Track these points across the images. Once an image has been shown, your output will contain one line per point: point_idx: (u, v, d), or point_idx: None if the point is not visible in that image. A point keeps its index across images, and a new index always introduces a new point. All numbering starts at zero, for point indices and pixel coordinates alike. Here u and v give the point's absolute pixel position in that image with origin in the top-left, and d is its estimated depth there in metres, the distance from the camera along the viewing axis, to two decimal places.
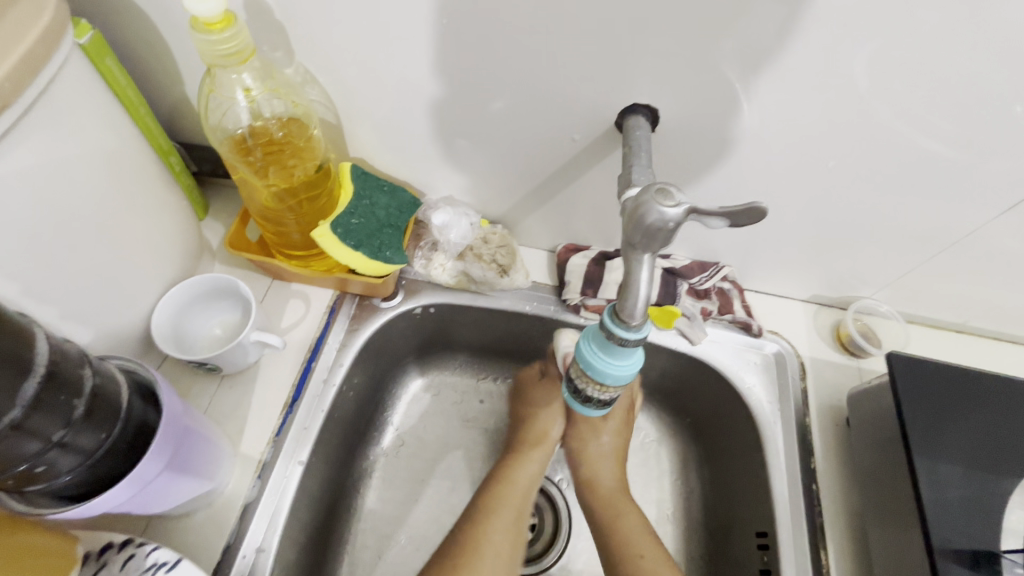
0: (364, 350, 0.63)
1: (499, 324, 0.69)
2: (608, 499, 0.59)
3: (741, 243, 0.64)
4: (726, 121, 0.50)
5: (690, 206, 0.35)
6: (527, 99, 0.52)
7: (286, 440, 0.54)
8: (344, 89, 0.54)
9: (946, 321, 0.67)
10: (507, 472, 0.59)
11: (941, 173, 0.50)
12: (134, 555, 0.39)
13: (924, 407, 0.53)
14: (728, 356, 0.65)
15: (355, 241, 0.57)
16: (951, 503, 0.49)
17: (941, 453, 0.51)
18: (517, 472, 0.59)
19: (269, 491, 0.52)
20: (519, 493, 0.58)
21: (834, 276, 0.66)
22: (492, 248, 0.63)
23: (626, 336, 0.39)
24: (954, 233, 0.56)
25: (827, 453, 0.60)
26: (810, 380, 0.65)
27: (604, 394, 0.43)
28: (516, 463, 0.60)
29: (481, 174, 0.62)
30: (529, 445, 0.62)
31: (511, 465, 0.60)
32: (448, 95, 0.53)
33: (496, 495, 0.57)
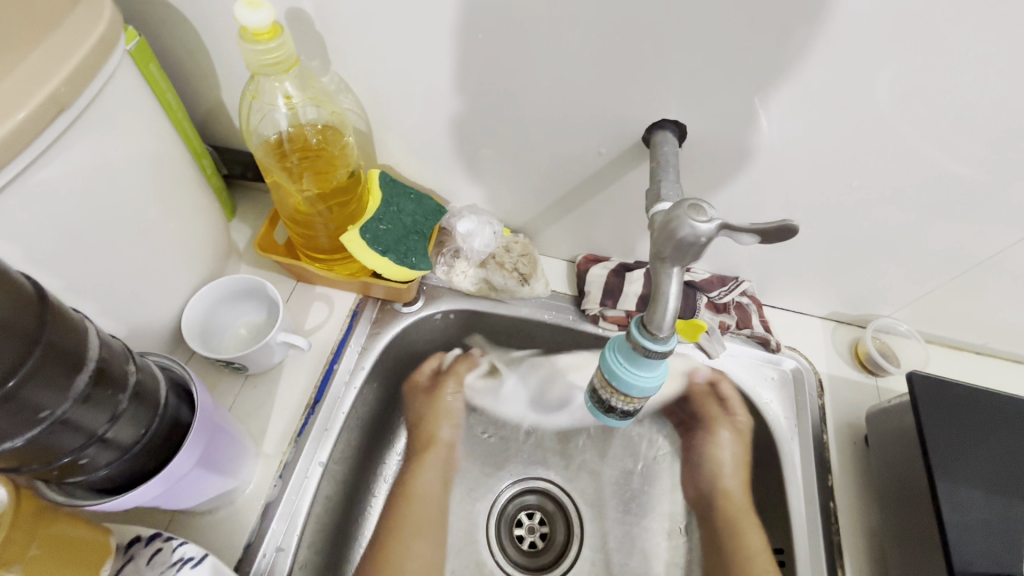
0: (384, 353, 0.63)
1: (518, 332, 0.69)
2: (735, 509, 0.61)
3: (761, 258, 0.64)
4: (752, 139, 0.51)
5: (722, 222, 0.36)
6: (555, 111, 0.53)
7: (307, 440, 0.55)
8: (376, 98, 0.55)
9: (966, 341, 0.67)
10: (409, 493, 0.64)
11: (965, 193, 0.51)
12: (161, 549, 0.39)
13: (944, 428, 0.52)
14: (746, 370, 0.65)
15: (383, 247, 0.58)
16: (973, 526, 0.49)
17: (964, 476, 0.50)
18: (414, 480, 0.65)
19: (290, 491, 0.53)
20: (428, 510, 0.64)
21: (854, 294, 0.66)
22: (514, 256, 0.64)
23: (652, 346, 0.39)
24: (977, 254, 0.56)
25: (844, 470, 0.60)
26: (828, 398, 0.65)
27: (629, 404, 0.44)
28: (415, 478, 0.65)
29: (506, 184, 0.63)
30: (422, 450, 0.66)
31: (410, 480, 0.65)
32: (478, 107, 0.54)
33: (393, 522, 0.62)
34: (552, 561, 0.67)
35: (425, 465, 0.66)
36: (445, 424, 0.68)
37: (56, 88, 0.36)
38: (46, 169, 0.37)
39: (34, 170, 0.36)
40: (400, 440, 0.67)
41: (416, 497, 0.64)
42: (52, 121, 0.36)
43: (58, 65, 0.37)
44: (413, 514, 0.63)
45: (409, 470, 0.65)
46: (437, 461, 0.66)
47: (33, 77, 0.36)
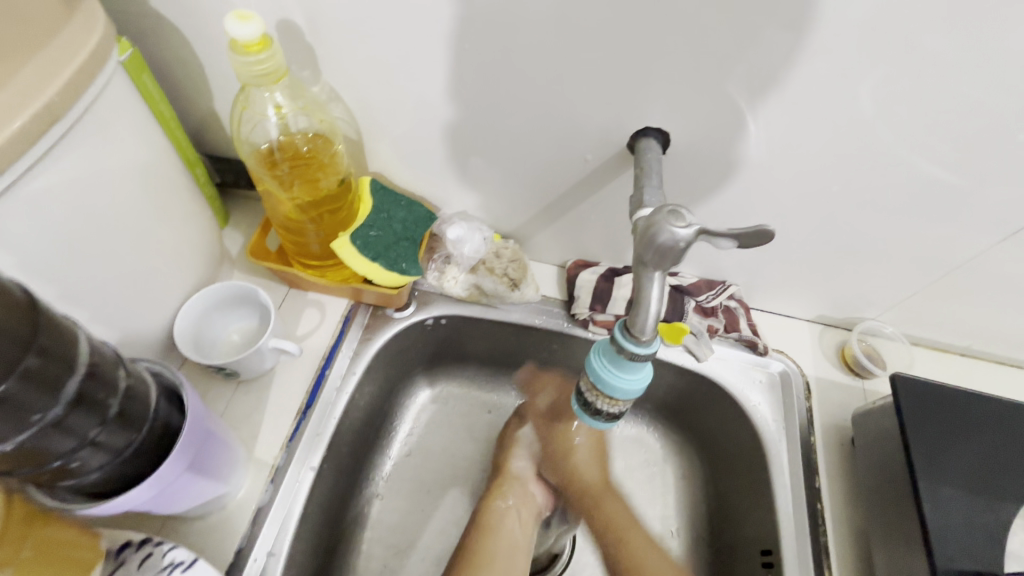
0: (376, 359, 0.64)
1: (509, 337, 0.70)
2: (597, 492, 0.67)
3: (747, 262, 0.65)
4: (735, 145, 0.52)
5: (700, 227, 0.36)
6: (542, 118, 0.54)
7: (299, 445, 0.56)
8: (366, 108, 0.56)
9: (949, 343, 0.68)
10: (484, 523, 0.64)
11: (942, 199, 0.52)
12: (151, 554, 0.39)
13: (927, 429, 0.53)
14: (734, 373, 0.66)
15: (373, 253, 0.58)
16: (956, 526, 0.49)
17: (946, 475, 0.51)
18: (490, 513, 0.65)
19: (282, 496, 0.53)
20: (503, 542, 0.62)
21: (839, 297, 0.67)
22: (504, 262, 0.65)
23: (637, 350, 0.40)
24: (955, 257, 0.57)
25: (831, 471, 0.61)
26: (815, 400, 0.65)
27: (614, 406, 0.44)
28: (489, 512, 0.65)
29: (496, 190, 0.63)
30: (500, 484, 0.68)
31: (484, 514, 0.65)
32: (467, 117, 0.55)
33: (477, 534, 0.63)
34: (546, 564, 0.69)
35: (501, 499, 0.66)
36: (521, 459, 0.70)
37: (50, 100, 0.37)
38: (38, 179, 0.38)
39: (29, 179, 0.37)
40: (393, 446, 0.71)
41: (493, 531, 0.63)
42: (46, 130, 0.37)
43: (52, 77, 0.37)
44: (492, 543, 0.62)
45: (487, 511, 0.65)
46: (513, 496, 0.67)
47: (27, 88, 0.37)
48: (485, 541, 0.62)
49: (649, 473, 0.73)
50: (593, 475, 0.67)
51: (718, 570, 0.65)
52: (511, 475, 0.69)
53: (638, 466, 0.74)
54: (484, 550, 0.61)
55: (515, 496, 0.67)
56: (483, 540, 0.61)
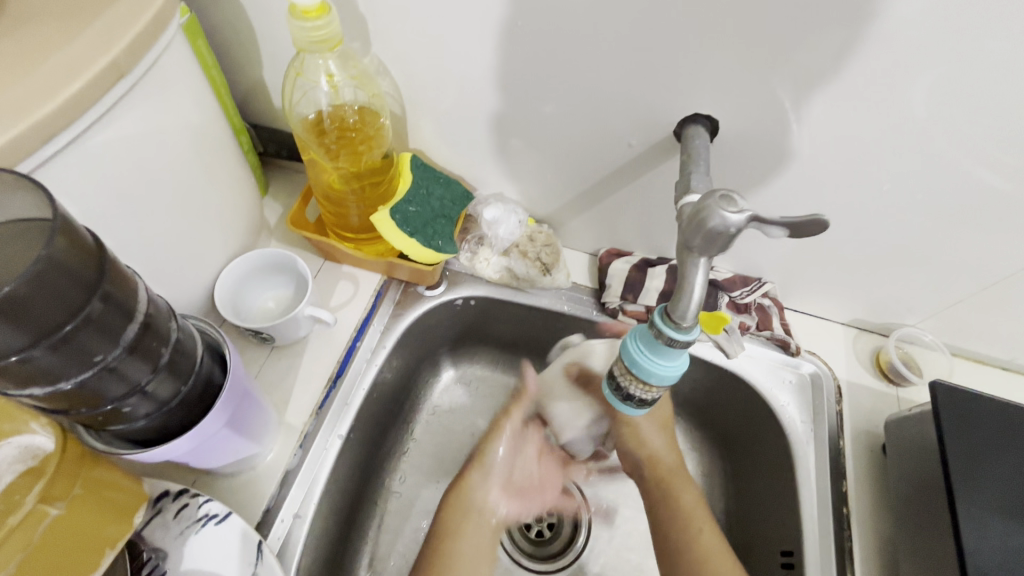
0: (404, 334, 0.65)
1: (536, 321, 0.70)
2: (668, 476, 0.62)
3: (786, 260, 0.64)
4: (783, 138, 0.51)
5: (753, 213, 0.36)
6: (587, 100, 0.53)
7: (328, 413, 0.57)
8: (412, 83, 0.56)
9: (992, 356, 0.66)
10: (465, 487, 0.64)
11: (1000, 206, 0.50)
12: (188, 505, 0.43)
13: (966, 441, 0.52)
14: (763, 372, 0.65)
15: (411, 228, 0.59)
16: (991, 539, 0.48)
17: (982, 488, 0.50)
18: (470, 484, 0.64)
19: (310, 461, 0.54)
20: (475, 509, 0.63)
21: (878, 301, 0.65)
22: (537, 246, 0.65)
23: (675, 335, 0.39)
24: (1006, 267, 0.55)
25: (860, 477, 0.60)
26: (846, 404, 0.64)
27: (648, 393, 0.44)
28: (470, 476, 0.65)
29: (534, 173, 0.63)
30: (460, 493, 0.63)
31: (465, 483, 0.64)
32: (510, 96, 0.55)
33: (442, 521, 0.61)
34: (560, 550, 0.69)
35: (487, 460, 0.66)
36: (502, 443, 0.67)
37: (115, 57, 0.37)
38: (100, 134, 0.39)
39: (92, 133, 0.38)
40: (415, 421, 0.73)
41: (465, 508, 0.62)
42: (112, 86, 0.38)
43: (117, 35, 0.38)
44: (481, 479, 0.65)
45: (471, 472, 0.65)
46: (491, 466, 0.66)
47: (95, 44, 0.38)
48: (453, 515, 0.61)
49: None
50: (660, 446, 0.64)
51: None
52: (486, 464, 0.66)
53: None
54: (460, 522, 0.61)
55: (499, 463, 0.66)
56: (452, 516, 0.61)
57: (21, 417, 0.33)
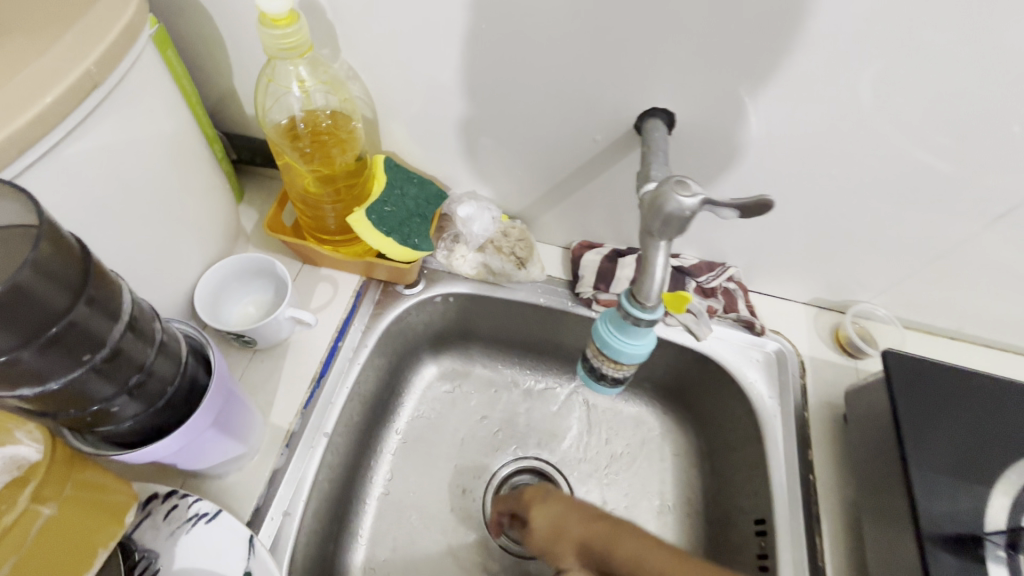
0: (385, 333, 0.67)
1: (513, 315, 0.73)
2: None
3: (747, 244, 0.67)
4: (736, 128, 0.54)
5: (705, 197, 0.38)
6: (552, 99, 0.55)
7: (313, 412, 0.58)
8: (382, 87, 0.58)
9: (940, 327, 0.70)
10: None
11: (935, 185, 0.54)
12: (177, 505, 0.44)
13: (915, 403, 0.56)
14: (731, 352, 0.69)
15: (387, 228, 0.60)
16: (940, 489, 0.51)
17: (930, 444, 0.54)
18: None
19: (296, 460, 0.55)
20: None
21: (834, 280, 0.69)
22: (512, 241, 0.67)
23: (641, 316, 0.42)
24: (944, 241, 0.59)
25: (824, 446, 0.63)
26: (810, 378, 0.67)
27: (619, 371, 0.46)
28: None
29: (505, 171, 0.65)
30: None
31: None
32: (478, 95, 0.57)
33: None
34: None
35: None
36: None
37: (89, 68, 0.38)
38: (75, 145, 0.40)
39: (67, 143, 0.39)
40: (398, 419, 0.74)
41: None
42: (86, 96, 0.39)
43: (90, 46, 0.39)
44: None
45: None
46: None
47: (69, 55, 0.38)
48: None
49: (649, 449, 0.76)
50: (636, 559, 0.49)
51: (712, 541, 0.68)
52: None
53: (637, 443, 0.76)
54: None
55: None
56: None
57: (8, 427, 0.33)
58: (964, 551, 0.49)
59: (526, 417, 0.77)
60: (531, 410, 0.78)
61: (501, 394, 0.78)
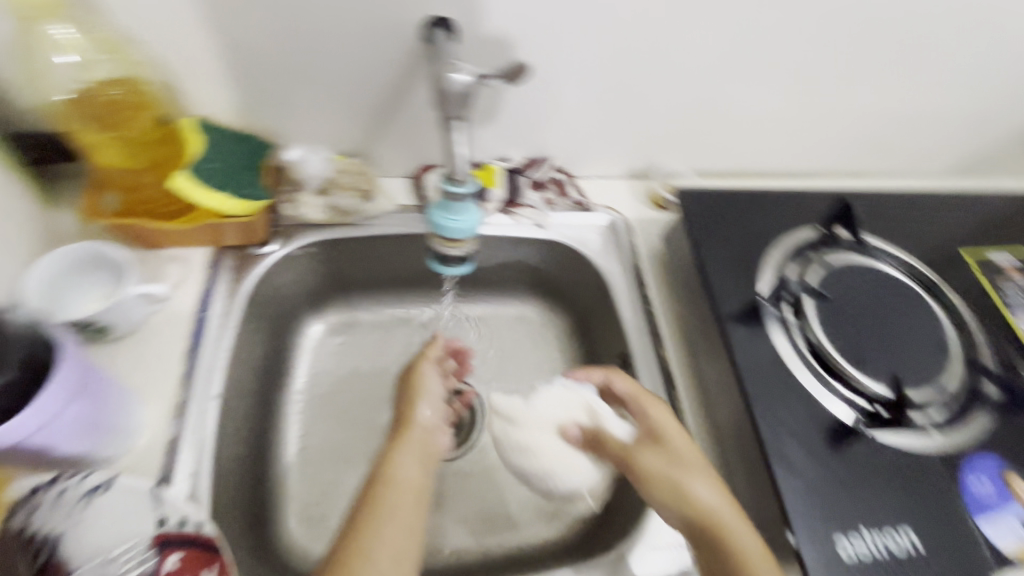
0: (252, 295, 0.67)
1: (380, 250, 0.76)
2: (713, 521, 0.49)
3: (559, 134, 0.77)
4: (509, 22, 0.61)
5: (475, 74, 0.47)
6: (339, 24, 0.58)
7: (195, 380, 0.58)
8: (169, 43, 0.57)
9: (724, 169, 0.86)
10: (387, 473, 0.52)
11: (677, 43, 0.66)
12: (65, 488, 0.44)
13: (700, 220, 0.69)
14: (573, 230, 0.79)
15: (218, 185, 0.62)
16: (728, 277, 0.64)
17: (716, 246, 0.66)
18: (394, 464, 0.53)
19: (190, 426, 0.56)
20: (407, 491, 0.51)
21: (638, 150, 0.81)
22: (351, 176, 0.71)
23: (458, 190, 0.50)
24: (701, 92, 0.73)
25: (659, 284, 0.76)
26: (639, 235, 0.80)
27: (456, 249, 0.54)
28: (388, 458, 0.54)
29: (323, 111, 0.67)
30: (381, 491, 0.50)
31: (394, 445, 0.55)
32: (267, 35, 0.58)
33: (367, 503, 0.49)
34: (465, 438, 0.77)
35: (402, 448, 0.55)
36: (424, 407, 0.61)
37: None
38: None
39: None
40: (296, 381, 0.76)
41: (395, 481, 0.51)
42: None
43: None
44: (410, 445, 0.56)
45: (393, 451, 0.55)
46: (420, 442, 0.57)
47: None
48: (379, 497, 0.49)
49: (534, 338, 0.85)
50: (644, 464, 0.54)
51: None
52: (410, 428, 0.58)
53: (523, 335, 0.86)
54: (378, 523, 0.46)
55: (422, 443, 0.56)
56: (389, 489, 0.50)
57: None
58: (753, 321, 0.61)
59: (419, 344, 0.83)
60: (423, 336, 0.83)
61: (395, 332, 0.82)
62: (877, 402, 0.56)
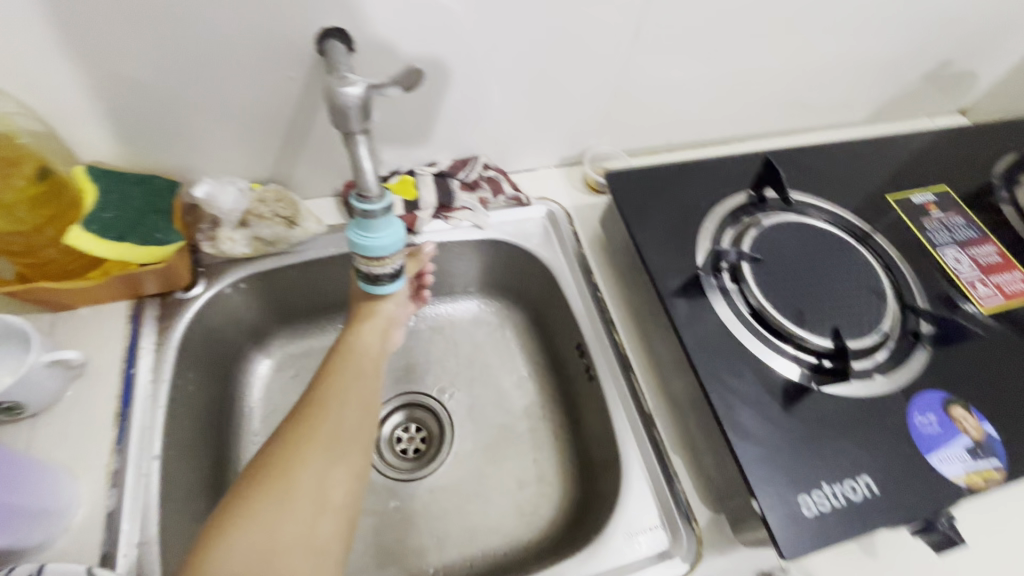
0: (184, 344, 0.63)
1: (315, 275, 0.73)
2: None
3: (484, 132, 0.75)
4: (408, 24, 0.59)
5: (367, 84, 0.44)
6: (226, 49, 0.55)
7: (129, 444, 0.55)
8: (38, 92, 0.53)
9: (655, 145, 0.86)
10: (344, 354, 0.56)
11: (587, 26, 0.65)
12: None
13: (633, 200, 0.68)
14: (512, 227, 0.78)
15: (117, 234, 0.58)
16: (668, 253, 0.64)
17: (652, 223, 0.66)
18: (353, 342, 0.57)
19: (131, 493, 0.53)
20: (366, 361, 0.57)
21: (567, 137, 0.80)
22: (271, 205, 0.67)
23: (372, 208, 0.48)
24: (618, 72, 0.72)
25: (605, 268, 0.76)
26: (579, 223, 0.79)
27: (383, 267, 0.53)
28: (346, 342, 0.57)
29: (229, 140, 0.64)
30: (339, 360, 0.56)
31: (347, 342, 0.57)
32: (150, 70, 0.55)
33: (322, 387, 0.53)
34: (433, 452, 0.76)
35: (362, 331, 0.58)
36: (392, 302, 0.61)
37: None
38: None
39: None
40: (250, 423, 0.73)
41: (352, 349, 0.57)
42: None
43: None
44: (351, 368, 0.55)
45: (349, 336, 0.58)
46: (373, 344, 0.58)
47: None
48: (315, 416, 0.49)
49: (491, 339, 0.84)
50: None
51: (562, 383, 0.79)
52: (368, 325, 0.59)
53: (480, 338, 0.84)
54: (313, 436, 0.48)
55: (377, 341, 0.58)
56: (343, 356, 0.56)
57: None
58: (696, 293, 0.61)
59: None
60: None
61: None
62: (821, 355, 0.58)
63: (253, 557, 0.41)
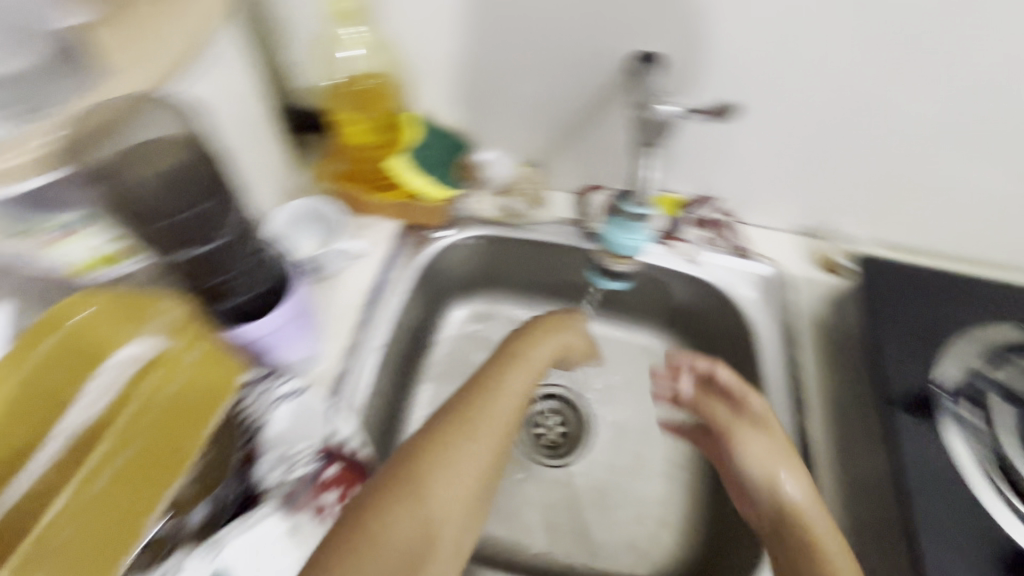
0: (421, 270, 0.76)
1: (533, 254, 0.81)
2: None
3: (735, 179, 0.76)
4: (716, 64, 0.62)
5: None
6: (555, 49, 0.66)
7: (365, 331, 0.68)
8: (415, 49, 0.70)
9: (918, 249, 0.77)
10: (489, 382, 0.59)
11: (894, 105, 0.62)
12: (268, 390, 0.54)
13: (882, 292, 0.64)
14: (725, 274, 0.77)
15: (425, 168, 0.75)
16: (905, 359, 0.59)
17: (896, 324, 0.61)
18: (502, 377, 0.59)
19: (355, 367, 0.65)
20: (512, 397, 0.58)
21: (818, 209, 0.77)
22: (529, 185, 0.79)
23: (634, 208, 0.63)
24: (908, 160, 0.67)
25: (812, 349, 0.71)
26: (799, 296, 0.75)
27: (616, 263, 0.71)
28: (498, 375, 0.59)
29: (518, 121, 0.75)
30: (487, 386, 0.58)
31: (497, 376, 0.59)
32: (494, 50, 0.68)
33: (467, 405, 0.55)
34: (568, 451, 0.79)
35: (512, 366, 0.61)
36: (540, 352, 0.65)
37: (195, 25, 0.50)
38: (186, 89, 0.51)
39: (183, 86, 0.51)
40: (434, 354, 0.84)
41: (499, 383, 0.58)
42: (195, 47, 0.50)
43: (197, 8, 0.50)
44: (492, 396, 0.57)
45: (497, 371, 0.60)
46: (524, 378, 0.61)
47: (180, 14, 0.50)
48: (455, 440, 0.52)
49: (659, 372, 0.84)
50: None
51: None
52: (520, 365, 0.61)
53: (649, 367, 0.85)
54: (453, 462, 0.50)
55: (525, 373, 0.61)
56: (490, 382, 0.58)
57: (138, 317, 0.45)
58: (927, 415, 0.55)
59: None
60: None
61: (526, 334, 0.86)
62: None
63: (393, 560, 0.44)
